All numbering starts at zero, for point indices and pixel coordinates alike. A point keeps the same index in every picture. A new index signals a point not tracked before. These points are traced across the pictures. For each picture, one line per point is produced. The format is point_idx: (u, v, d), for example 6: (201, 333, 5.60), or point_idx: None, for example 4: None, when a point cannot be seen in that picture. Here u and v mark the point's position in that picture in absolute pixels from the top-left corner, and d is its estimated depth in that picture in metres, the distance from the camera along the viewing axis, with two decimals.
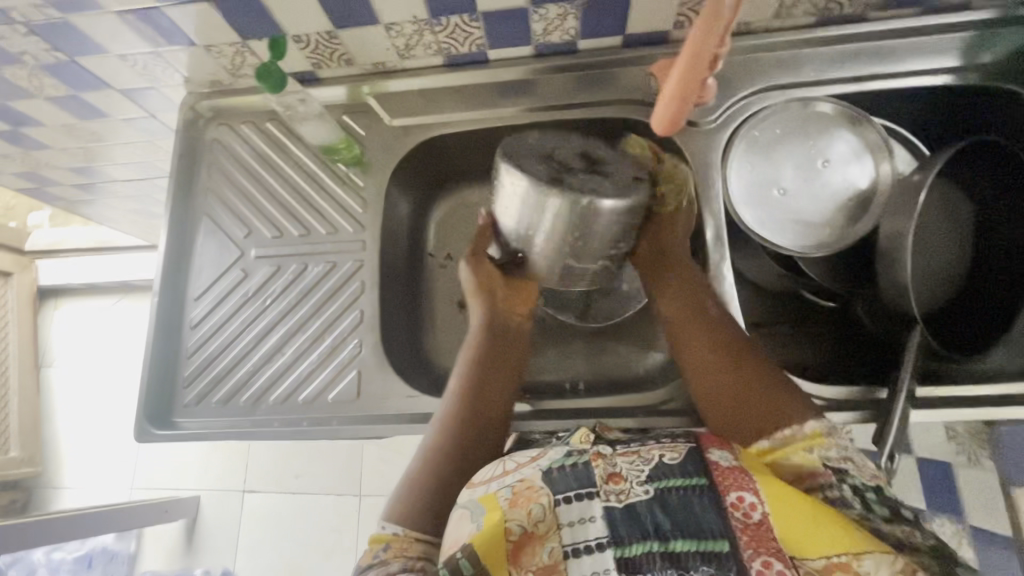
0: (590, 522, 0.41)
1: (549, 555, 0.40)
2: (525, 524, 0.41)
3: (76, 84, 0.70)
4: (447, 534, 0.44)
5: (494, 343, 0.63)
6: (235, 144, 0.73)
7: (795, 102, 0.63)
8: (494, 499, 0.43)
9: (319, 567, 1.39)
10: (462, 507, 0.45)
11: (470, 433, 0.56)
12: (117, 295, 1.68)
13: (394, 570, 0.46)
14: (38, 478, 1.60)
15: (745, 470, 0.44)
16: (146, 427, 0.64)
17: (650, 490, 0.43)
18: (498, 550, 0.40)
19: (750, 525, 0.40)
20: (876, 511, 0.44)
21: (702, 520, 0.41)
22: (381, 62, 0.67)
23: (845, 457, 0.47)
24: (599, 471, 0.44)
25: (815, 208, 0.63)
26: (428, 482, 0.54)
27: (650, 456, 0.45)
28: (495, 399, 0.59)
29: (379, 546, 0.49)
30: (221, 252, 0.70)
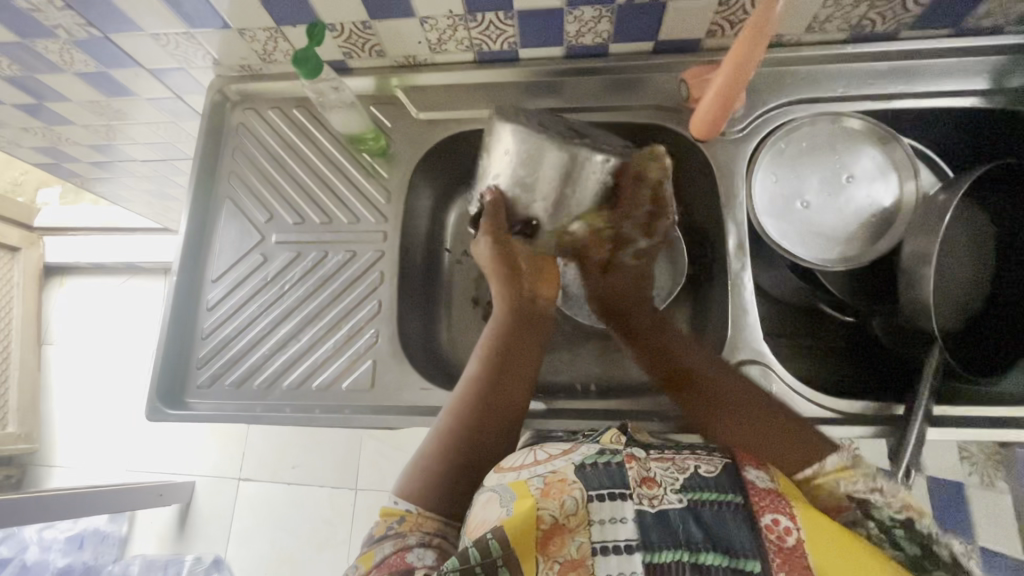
0: (620, 523, 0.41)
1: (577, 549, 0.40)
2: (556, 515, 0.41)
3: (107, 61, 0.70)
4: (473, 514, 0.44)
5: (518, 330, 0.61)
6: (261, 130, 0.73)
7: (824, 117, 0.64)
8: (525, 486, 0.44)
9: (312, 560, 1.38)
10: (491, 490, 0.45)
11: (493, 419, 0.55)
12: (123, 276, 1.68)
13: (411, 542, 0.47)
14: (33, 456, 1.59)
15: (781, 493, 0.44)
16: (156, 403, 0.63)
17: (683, 500, 0.43)
18: (528, 536, 0.40)
19: (784, 549, 0.40)
20: (907, 546, 0.42)
21: (735, 537, 0.41)
22: (412, 55, 0.68)
23: (874, 487, 0.44)
24: (634, 473, 0.45)
25: (838, 223, 0.63)
26: (446, 461, 0.53)
27: (684, 466, 0.47)
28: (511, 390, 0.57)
29: (392, 519, 0.50)
30: (242, 236, 0.70)
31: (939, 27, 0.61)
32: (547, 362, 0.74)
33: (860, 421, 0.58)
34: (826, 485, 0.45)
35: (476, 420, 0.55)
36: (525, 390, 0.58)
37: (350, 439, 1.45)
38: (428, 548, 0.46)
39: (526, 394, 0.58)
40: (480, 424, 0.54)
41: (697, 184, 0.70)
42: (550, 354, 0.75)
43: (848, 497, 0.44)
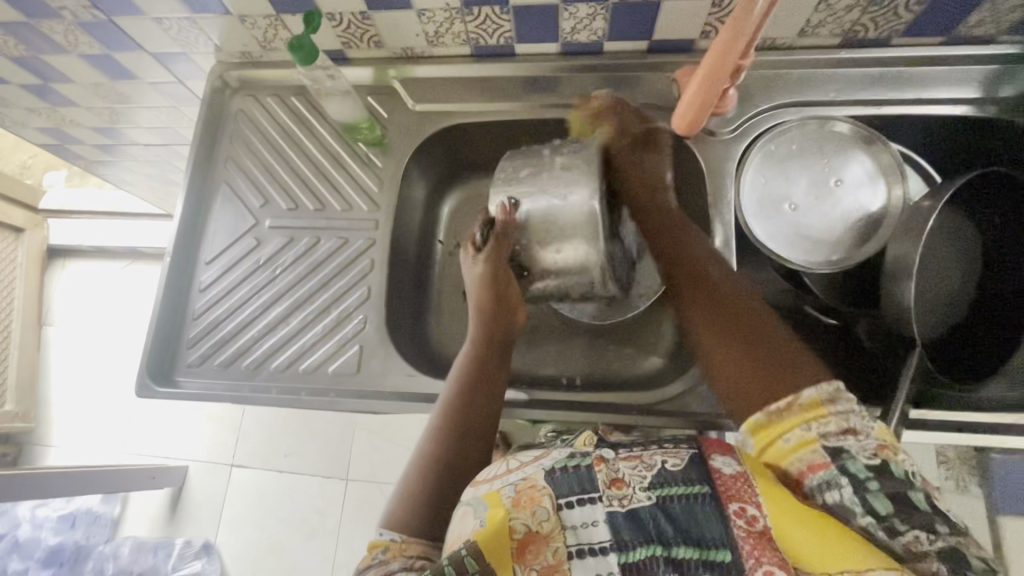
0: (592, 526, 0.43)
1: (553, 554, 0.42)
2: (528, 524, 0.43)
3: (111, 44, 0.71)
4: (451, 530, 0.45)
5: (483, 357, 0.64)
6: (259, 116, 0.74)
7: (812, 121, 0.64)
8: (497, 496, 0.46)
9: (300, 548, 1.39)
10: (467, 504, 0.47)
11: (470, 439, 0.58)
12: (126, 261, 1.71)
13: (393, 568, 0.46)
14: (30, 435, 1.60)
15: (747, 477, 0.44)
16: (147, 383, 0.65)
17: (652, 496, 0.45)
18: (503, 545, 0.42)
19: (753, 535, 0.41)
20: (878, 506, 0.40)
21: (705, 528, 0.42)
22: (410, 47, 0.69)
23: (846, 430, 0.43)
24: (602, 476, 0.47)
25: (825, 226, 0.63)
26: (433, 483, 0.55)
27: (652, 463, 0.47)
28: (483, 404, 0.60)
29: (378, 550, 0.49)
30: (236, 220, 0.71)
31: (931, 34, 0.62)
32: (534, 355, 0.75)
33: None
34: (795, 428, 0.44)
35: (457, 440, 0.58)
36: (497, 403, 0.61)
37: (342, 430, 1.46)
38: (411, 571, 0.46)
39: (498, 403, 0.61)
40: (459, 444, 0.57)
41: (689, 184, 0.71)
42: (538, 347, 0.76)
43: (822, 447, 0.43)
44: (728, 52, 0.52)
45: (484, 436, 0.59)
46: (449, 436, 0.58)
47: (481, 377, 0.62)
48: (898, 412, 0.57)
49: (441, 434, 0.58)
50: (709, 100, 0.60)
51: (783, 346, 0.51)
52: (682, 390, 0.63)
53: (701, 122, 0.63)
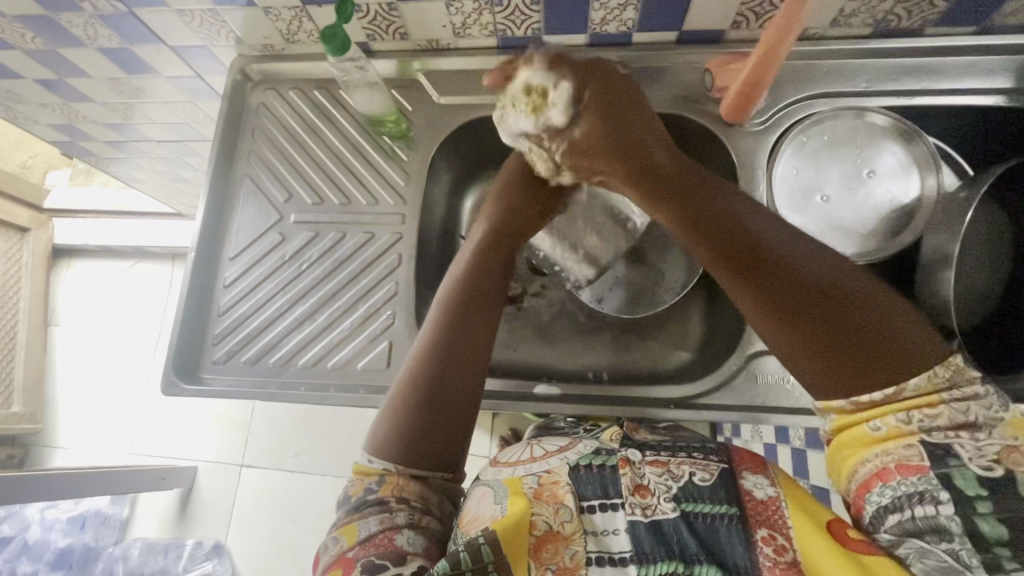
0: (612, 534, 0.44)
1: (571, 557, 0.42)
2: (550, 522, 0.43)
3: (130, 37, 0.70)
4: (468, 510, 0.46)
5: (481, 278, 0.59)
6: (282, 109, 0.73)
7: (848, 111, 0.64)
8: (519, 486, 0.46)
9: (312, 549, 1.38)
10: (484, 486, 0.48)
11: (456, 368, 0.53)
12: (131, 260, 1.69)
13: (399, 521, 0.46)
14: (36, 436, 1.59)
15: (779, 501, 0.43)
16: (172, 381, 0.64)
17: (676, 509, 0.44)
18: (522, 543, 0.42)
19: (779, 565, 0.40)
20: (984, 529, 0.34)
21: (728, 549, 0.42)
22: (435, 39, 0.68)
23: (959, 427, 0.37)
24: (626, 480, 0.46)
25: (857, 217, 0.63)
26: (416, 412, 0.51)
27: (678, 473, 0.47)
28: (479, 319, 0.56)
29: (371, 480, 0.49)
30: (260, 214, 0.70)
31: (965, 24, 0.61)
32: (558, 351, 0.74)
33: None
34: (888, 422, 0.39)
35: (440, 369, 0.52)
36: (490, 334, 0.56)
37: (353, 428, 1.45)
38: (418, 533, 0.46)
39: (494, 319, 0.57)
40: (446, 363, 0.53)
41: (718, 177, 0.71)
42: (562, 343, 0.75)
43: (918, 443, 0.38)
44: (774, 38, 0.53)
45: (473, 355, 0.54)
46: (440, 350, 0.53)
47: (476, 304, 0.56)
48: None
49: (423, 359, 0.53)
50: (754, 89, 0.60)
51: (877, 315, 0.41)
52: (715, 385, 0.62)
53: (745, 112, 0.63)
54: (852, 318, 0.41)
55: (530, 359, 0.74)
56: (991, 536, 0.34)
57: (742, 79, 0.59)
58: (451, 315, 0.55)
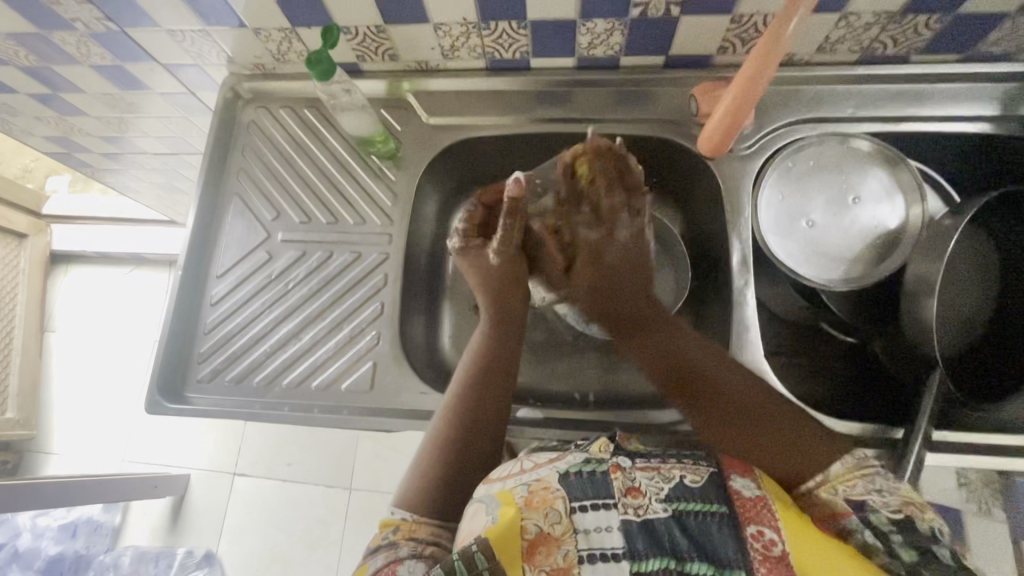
0: (605, 531, 0.42)
1: (563, 557, 0.41)
2: (541, 526, 0.42)
3: (122, 55, 0.71)
4: (462, 526, 0.45)
5: (495, 348, 0.63)
6: (272, 127, 0.73)
7: (833, 137, 0.64)
8: (510, 495, 0.45)
9: (303, 560, 1.37)
10: (478, 501, 0.47)
11: (480, 419, 0.57)
12: (129, 266, 1.70)
13: (404, 553, 0.46)
14: (30, 442, 1.59)
15: (767, 501, 0.44)
16: (157, 398, 0.64)
17: (668, 509, 0.44)
18: (513, 546, 0.41)
19: (770, 556, 0.40)
20: (903, 554, 0.40)
21: (721, 546, 0.41)
22: (423, 60, 0.68)
23: (873, 489, 0.44)
24: (618, 483, 0.46)
25: (843, 242, 0.63)
26: (443, 461, 0.54)
27: (670, 475, 0.47)
28: (500, 378, 0.60)
29: (388, 529, 0.50)
30: (249, 234, 0.70)
31: (950, 52, 0.61)
32: (545, 371, 0.74)
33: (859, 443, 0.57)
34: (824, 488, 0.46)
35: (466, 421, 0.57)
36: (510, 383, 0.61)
37: (346, 439, 1.45)
38: (419, 560, 0.45)
39: (512, 378, 0.61)
40: (470, 420, 0.57)
41: (707, 199, 0.71)
42: (549, 364, 0.75)
43: (844, 499, 0.45)
44: (752, 69, 0.53)
45: (492, 409, 0.58)
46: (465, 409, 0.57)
47: (497, 353, 0.62)
48: (922, 433, 0.55)
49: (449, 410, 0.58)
50: (734, 121, 0.60)
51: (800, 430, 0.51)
52: None
53: (726, 144, 0.63)
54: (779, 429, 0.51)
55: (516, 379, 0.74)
56: (908, 560, 0.40)
57: (723, 108, 0.59)
58: (473, 378, 0.60)
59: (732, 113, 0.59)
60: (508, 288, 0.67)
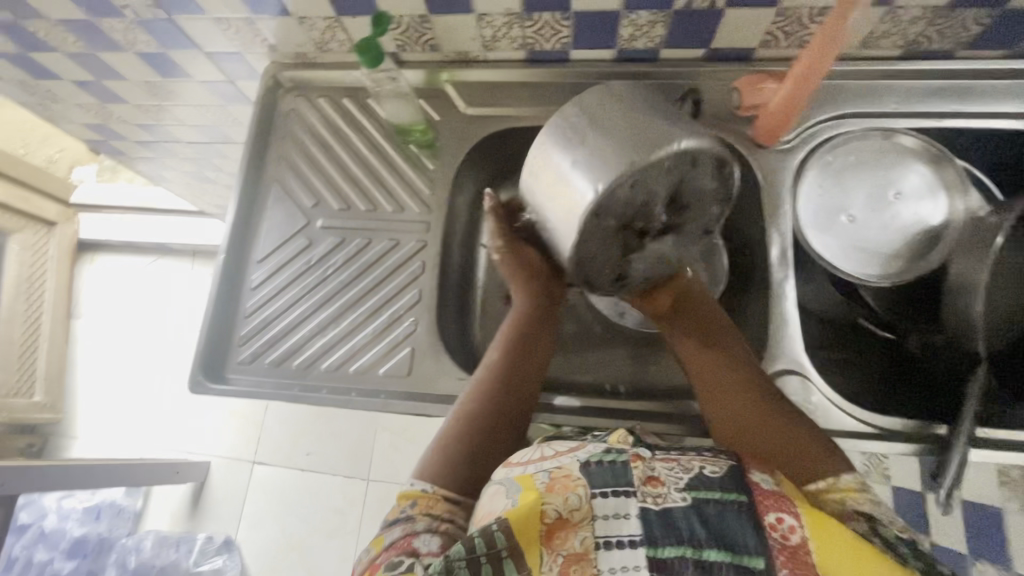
0: (624, 519, 0.42)
1: (580, 543, 0.41)
2: (560, 510, 0.41)
3: (167, 43, 0.72)
4: (481, 506, 0.45)
5: (528, 336, 0.62)
6: (311, 116, 0.74)
7: (877, 133, 0.64)
8: (531, 480, 0.45)
9: (321, 547, 1.39)
10: (499, 483, 0.47)
11: (508, 405, 0.58)
12: (153, 256, 1.72)
13: (420, 528, 0.48)
14: (55, 426, 1.62)
15: (787, 495, 0.44)
16: (199, 377, 0.65)
17: (687, 498, 0.43)
18: (533, 530, 0.41)
19: (788, 546, 0.40)
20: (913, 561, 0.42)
21: (741, 534, 0.41)
22: (463, 51, 0.69)
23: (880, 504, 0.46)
24: (638, 472, 0.45)
25: (883, 237, 0.62)
26: (463, 440, 0.55)
27: (689, 466, 0.47)
28: (532, 368, 0.60)
29: (407, 502, 0.51)
30: (288, 220, 0.71)
31: (998, 47, 0.61)
32: (574, 362, 0.74)
33: (899, 439, 0.56)
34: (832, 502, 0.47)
35: (492, 406, 0.57)
36: (541, 378, 0.61)
37: (364, 430, 1.47)
38: (435, 535, 0.47)
39: (543, 371, 0.61)
40: (497, 404, 0.57)
41: None
42: (579, 355, 0.75)
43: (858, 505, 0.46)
44: (809, 68, 0.54)
45: (522, 398, 0.59)
46: (497, 393, 0.58)
47: (530, 342, 0.62)
48: (968, 427, 0.54)
49: (478, 391, 0.58)
50: (788, 112, 0.60)
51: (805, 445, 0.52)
52: None
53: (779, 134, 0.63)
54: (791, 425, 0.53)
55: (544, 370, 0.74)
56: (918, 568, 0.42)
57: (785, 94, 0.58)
58: (505, 364, 0.60)
59: (789, 106, 0.59)
60: (539, 278, 0.65)
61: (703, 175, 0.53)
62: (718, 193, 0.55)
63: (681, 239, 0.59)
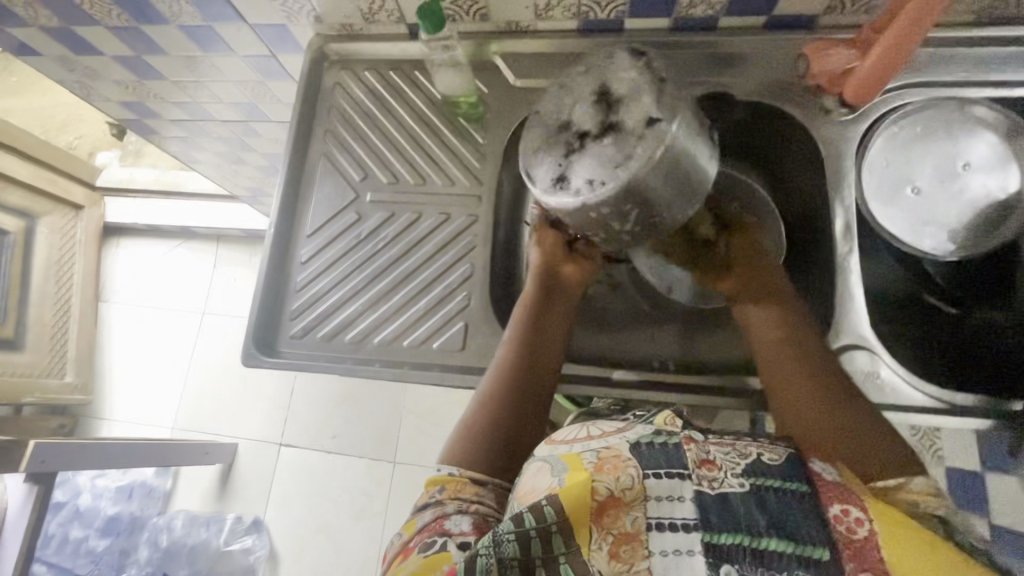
0: (679, 501, 0.39)
1: (632, 523, 0.39)
2: (612, 488, 0.39)
3: (211, 14, 0.71)
4: (524, 481, 0.43)
5: (541, 318, 0.61)
6: (358, 89, 0.73)
7: (952, 102, 0.61)
8: (578, 460, 0.42)
9: (349, 528, 1.40)
10: (542, 460, 0.44)
11: (529, 387, 0.57)
12: (178, 239, 1.73)
13: (450, 510, 0.46)
14: (85, 407, 1.64)
15: (850, 488, 0.41)
16: (252, 350, 0.65)
17: (746, 484, 0.41)
18: (585, 509, 0.38)
19: (853, 541, 0.37)
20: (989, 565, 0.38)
21: (802, 523, 0.38)
22: (514, 21, 0.67)
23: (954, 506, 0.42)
24: (692, 454, 0.42)
25: (950, 210, 0.61)
26: (486, 426, 0.54)
27: (745, 452, 0.44)
28: (550, 350, 0.60)
29: (435, 487, 0.50)
30: (337, 194, 0.70)
31: None
32: (624, 338, 0.73)
33: (970, 414, 0.55)
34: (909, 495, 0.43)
35: (513, 395, 0.56)
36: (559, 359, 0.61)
37: (390, 414, 1.47)
38: (467, 514, 0.45)
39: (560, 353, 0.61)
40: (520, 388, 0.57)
41: (802, 168, 0.68)
42: (628, 332, 0.74)
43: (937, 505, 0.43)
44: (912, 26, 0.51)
45: (543, 380, 0.58)
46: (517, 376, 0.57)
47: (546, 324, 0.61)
48: None
49: (497, 374, 0.58)
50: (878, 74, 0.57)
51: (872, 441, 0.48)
52: None
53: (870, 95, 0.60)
54: (852, 412, 0.50)
55: (591, 346, 0.73)
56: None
57: (874, 55, 0.55)
58: (523, 346, 0.59)
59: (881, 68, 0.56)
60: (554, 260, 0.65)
61: (620, 66, 0.51)
62: (648, 78, 0.49)
63: (622, 134, 0.48)
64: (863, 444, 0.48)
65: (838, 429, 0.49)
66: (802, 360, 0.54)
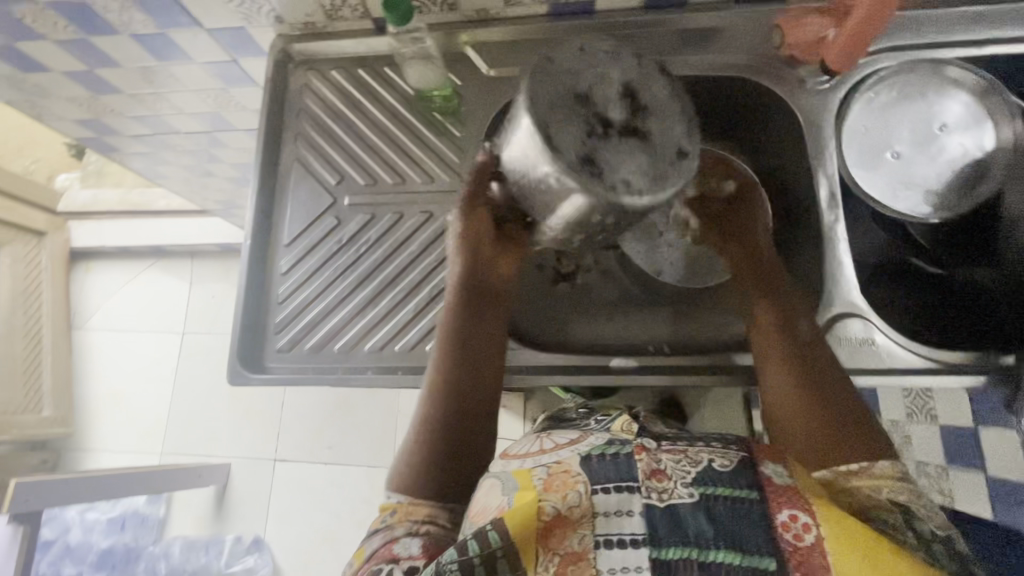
0: (627, 516, 0.38)
1: (579, 542, 0.38)
2: (559, 508, 0.38)
3: (164, 20, 0.68)
4: (475, 501, 0.41)
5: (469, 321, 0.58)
6: (326, 90, 0.71)
7: (925, 63, 0.61)
8: (529, 477, 0.41)
9: (353, 538, 1.38)
10: (494, 476, 0.43)
11: (470, 397, 0.56)
12: (150, 259, 1.67)
13: (399, 533, 0.45)
14: (67, 440, 1.59)
15: (798, 490, 0.40)
16: (239, 369, 0.62)
17: (695, 494, 0.39)
18: (531, 533, 0.37)
19: (800, 549, 0.37)
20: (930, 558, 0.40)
21: (749, 533, 0.37)
22: (483, 8, 0.65)
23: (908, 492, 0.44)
24: (643, 464, 0.41)
25: (929, 172, 0.62)
26: (431, 443, 0.53)
27: (697, 458, 0.42)
28: (485, 353, 0.58)
29: (385, 512, 0.49)
30: (314, 199, 0.68)
31: None
32: (618, 325, 0.73)
33: (965, 371, 0.56)
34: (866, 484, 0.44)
35: (452, 407, 0.55)
36: (499, 360, 0.59)
37: (385, 420, 1.45)
38: (416, 538, 0.45)
39: (498, 355, 0.58)
40: (459, 398, 0.55)
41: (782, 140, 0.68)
42: (622, 318, 0.73)
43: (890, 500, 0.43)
44: None
45: (485, 387, 0.57)
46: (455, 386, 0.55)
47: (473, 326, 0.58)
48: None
49: (431, 386, 0.55)
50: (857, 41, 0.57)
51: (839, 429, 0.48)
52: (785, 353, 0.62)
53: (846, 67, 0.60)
54: (831, 392, 0.50)
55: (586, 334, 0.72)
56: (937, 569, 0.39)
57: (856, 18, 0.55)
58: (453, 353, 0.56)
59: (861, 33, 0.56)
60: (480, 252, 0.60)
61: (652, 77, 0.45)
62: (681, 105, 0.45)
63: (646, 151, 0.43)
64: (832, 433, 0.47)
65: (812, 415, 0.49)
66: (795, 346, 0.53)
